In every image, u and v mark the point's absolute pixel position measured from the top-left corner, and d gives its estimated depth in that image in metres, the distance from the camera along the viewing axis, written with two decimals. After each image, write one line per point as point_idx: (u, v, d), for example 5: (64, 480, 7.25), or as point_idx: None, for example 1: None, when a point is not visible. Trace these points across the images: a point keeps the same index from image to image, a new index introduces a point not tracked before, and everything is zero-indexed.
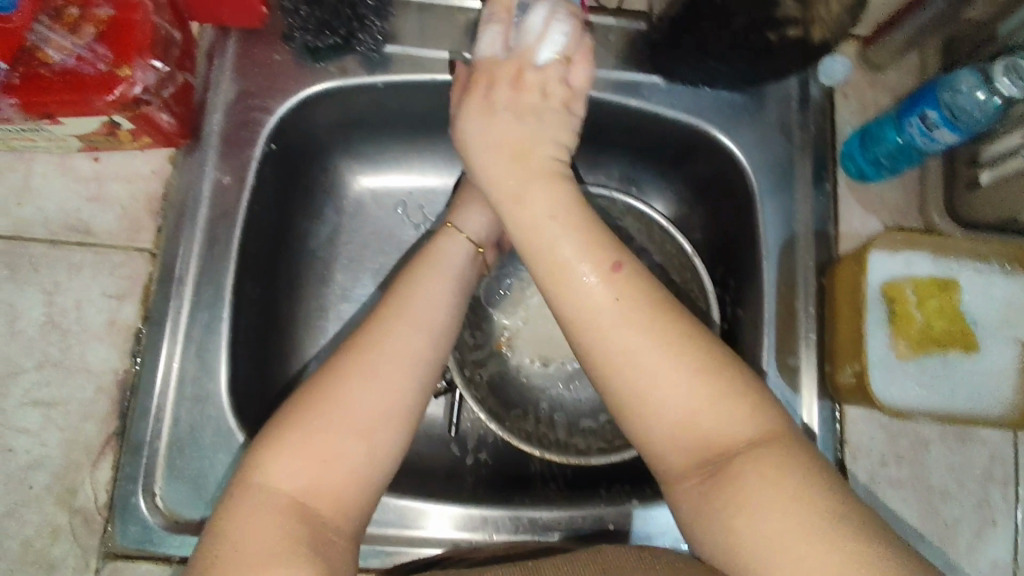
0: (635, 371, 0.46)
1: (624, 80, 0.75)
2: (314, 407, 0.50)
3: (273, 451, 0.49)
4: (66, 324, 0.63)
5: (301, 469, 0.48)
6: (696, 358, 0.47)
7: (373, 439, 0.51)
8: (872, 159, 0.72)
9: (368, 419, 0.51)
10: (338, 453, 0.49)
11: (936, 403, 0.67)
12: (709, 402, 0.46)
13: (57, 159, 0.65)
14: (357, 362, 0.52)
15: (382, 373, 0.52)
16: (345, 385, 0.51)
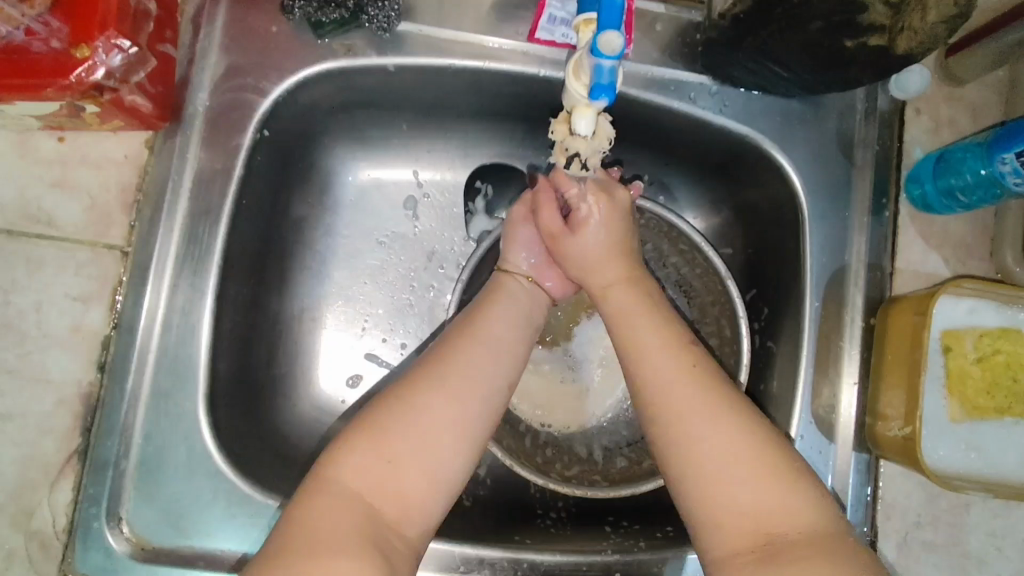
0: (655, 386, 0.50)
1: (669, 78, 0.66)
2: (402, 407, 0.49)
3: (357, 447, 0.48)
4: (25, 327, 0.57)
5: (376, 467, 0.47)
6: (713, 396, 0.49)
7: (456, 451, 0.49)
8: (945, 190, 0.64)
9: (451, 422, 0.49)
10: (418, 457, 0.48)
11: (986, 471, 0.61)
12: (757, 465, 0.46)
13: (17, 136, 0.58)
14: (443, 367, 0.51)
15: (462, 378, 0.51)
16: (428, 393, 0.50)
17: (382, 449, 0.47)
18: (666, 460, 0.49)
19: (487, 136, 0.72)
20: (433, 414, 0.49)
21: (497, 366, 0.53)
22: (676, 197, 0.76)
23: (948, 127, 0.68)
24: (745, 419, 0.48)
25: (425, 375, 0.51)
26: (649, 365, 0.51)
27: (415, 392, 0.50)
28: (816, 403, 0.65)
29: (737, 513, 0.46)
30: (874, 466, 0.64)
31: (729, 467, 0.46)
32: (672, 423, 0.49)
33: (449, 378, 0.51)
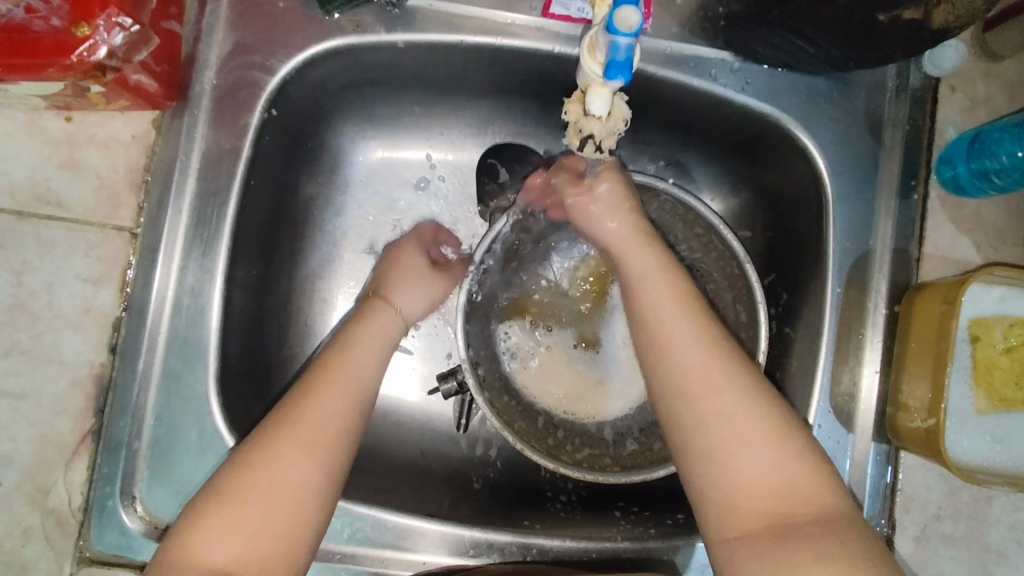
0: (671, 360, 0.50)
1: (689, 54, 0.63)
2: (253, 467, 0.49)
3: (209, 523, 0.47)
4: (37, 308, 0.57)
5: (230, 540, 0.47)
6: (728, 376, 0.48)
7: (303, 495, 0.49)
8: (979, 172, 0.61)
9: (290, 501, 0.49)
10: (268, 506, 0.48)
11: (1012, 465, 0.59)
12: (765, 457, 0.46)
13: (25, 116, 0.58)
14: (284, 434, 0.51)
15: (288, 446, 0.51)
16: (259, 462, 0.50)
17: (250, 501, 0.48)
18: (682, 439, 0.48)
19: (500, 114, 0.70)
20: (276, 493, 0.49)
21: (338, 436, 0.53)
22: (694, 178, 0.74)
23: (983, 106, 0.65)
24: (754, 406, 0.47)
25: (281, 443, 0.51)
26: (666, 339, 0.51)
27: (264, 457, 0.50)
28: (836, 391, 0.63)
29: (753, 495, 0.45)
30: (894, 457, 0.63)
31: (732, 448, 0.46)
32: (693, 404, 0.48)
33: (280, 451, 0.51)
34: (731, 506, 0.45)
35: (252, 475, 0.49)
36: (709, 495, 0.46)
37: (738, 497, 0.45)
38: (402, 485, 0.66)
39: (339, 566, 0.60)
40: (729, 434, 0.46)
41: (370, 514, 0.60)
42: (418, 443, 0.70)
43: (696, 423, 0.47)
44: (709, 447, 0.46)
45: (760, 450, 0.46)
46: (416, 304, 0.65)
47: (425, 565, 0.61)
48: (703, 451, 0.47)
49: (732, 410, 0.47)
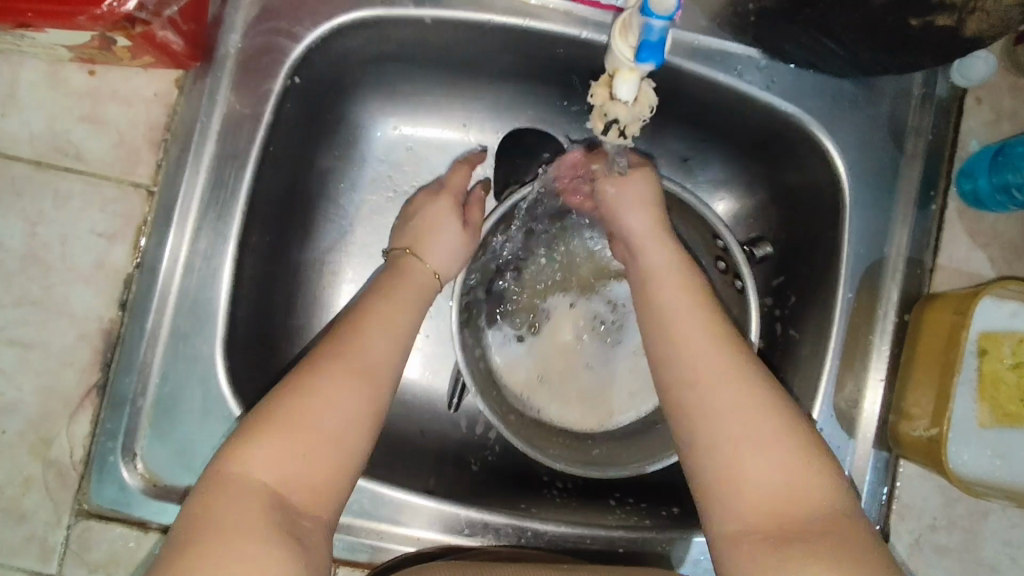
0: (683, 339, 0.50)
1: (716, 49, 0.63)
2: (307, 404, 0.45)
3: (257, 442, 0.44)
4: (50, 260, 0.57)
5: (280, 460, 0.43)
6: (726, 367, 0.48)
7: (349, 426, 0.46)
8: (999, 185, 0.61)
9: (339, 436, 0.45)
10: (319, 436, 0.45)
11: (1013, 479, 0.59)
12: (773, 440, 0.45)
13: (48, 67, 0.57)
14: (346, 361, 0.48)
15: (352, 371, 0.48)
16: (312, 390, 0.46)
17: (276, 442, 0.44)
18: (688, 424, 0.47)
19: (522, 98, 0.70)
20: (299, 430, 0.44)
21: (381, 361, 0.50)
22: (709, 176, 0.74)
23: (1007, 121, 0.65)
24: (750, 386, 0.47)
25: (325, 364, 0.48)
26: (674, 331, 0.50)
27: (308, 384, 0.46)
28: (840, 396, 0.62)
29: (760, 486, 0.44)
30: (893, 466, 0.63)
31: (741, 431, 0.45)
32: (693, 397, 0.48)
33: (312, 393, 0.46)
34: (734, 500, 0.44)
35: (319, 396, 0.46)
36: (708, 493, 0.45)
37: (749, 493, 0.44)
38: (401, 462, 0.66)
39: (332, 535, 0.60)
40: (734, 427, 0.45)
41: (367, 487, 0.60)
42: (418, 422, 0.70)
43: (705, 403, 0.47)
44: (704, 442, 0.46)
45: (764, 437, 0.45)
46: (446, 253, 0.61)
47: (420, 540, 0.61)
48: (706, 446, 0.46)
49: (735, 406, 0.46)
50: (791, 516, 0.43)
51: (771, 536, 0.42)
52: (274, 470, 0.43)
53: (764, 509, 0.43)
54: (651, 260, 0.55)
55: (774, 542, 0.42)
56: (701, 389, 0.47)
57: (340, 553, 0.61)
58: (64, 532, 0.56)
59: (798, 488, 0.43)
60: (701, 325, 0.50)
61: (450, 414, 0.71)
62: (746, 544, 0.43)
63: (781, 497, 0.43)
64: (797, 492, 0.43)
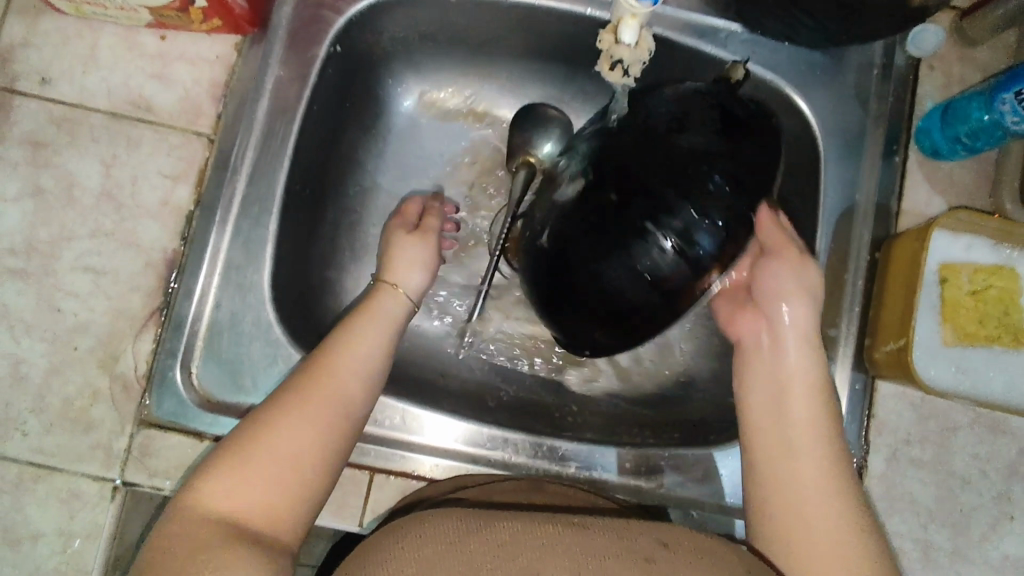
0: (790, 424, 0.57)
1: (704, 25, 0.72)
2: (283, 424, 0.52)
3: (228, 465, 0.49)
4: (121, 197, 0.64)
5: (245, 477, 0.49)
6: (824, 454, 0.55)
7: (319, 447, 0.52)
8: (951, 137, 0.69)
9: (312, 455, 0.52)
10: (290, 451, 0.51)
11: (974, 392, 0.66)
12: (840, 525, 0.52)
13: (125, 31, 0.66)
14: (325, 378, 0.56)
15: (341, 395, 0.55)
16: (295, 407, 0.53)
17: (247, 461, 0.49)
18: (771, 486, 0.55)
19: (532, 73, 0.79)
20: (276, 443, 0.51)
21: (365, 380, 0.58)
22: None
23: (959, 85, 0.74)
24: (836, 477, 0.54)
25: (304, 390, 0.54)
26: (789, 408, 0.58)
27: (284, 410, 0.53)
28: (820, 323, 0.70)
29: (821, 558, 0.51)
30: (869, 388, 0.70)
31: (820, 511, 0.52)
32: (785, 462, 0.55)
33: (289, 414, 0.53)
34: (789, 559, 0.52)
35: (300, 420, 0.52)
36: (775, 546, 0.53)
37: (813, 551, 0.51)
38: (426, 394, 0.72)
39: (366, 446, 0.65)
40: (809, 501, 0.53)
41: (397, 406, 0.67)
42: (438, 365, 0.77)
43: (787, 471, 0.55)
44: (779, 504, 0.54)
45: (838, 515, 0.52)
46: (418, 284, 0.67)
47: (447, 451, 0.67)
48: (777, 513, 0.54)
49: (788, 477, 0.55)
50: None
51: None
52: (241, 485, 0.49)
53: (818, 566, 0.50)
54: (790, 359, 0.60)
55: None
56: (791, 463, 0.55)
57: (371, 462, 0.65)
58: (126, 440, 0.62)
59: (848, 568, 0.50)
60: (811, 410, 0.57)
61: (467, 357, 0.78)
62: None
63: (824, 562, 0.50)
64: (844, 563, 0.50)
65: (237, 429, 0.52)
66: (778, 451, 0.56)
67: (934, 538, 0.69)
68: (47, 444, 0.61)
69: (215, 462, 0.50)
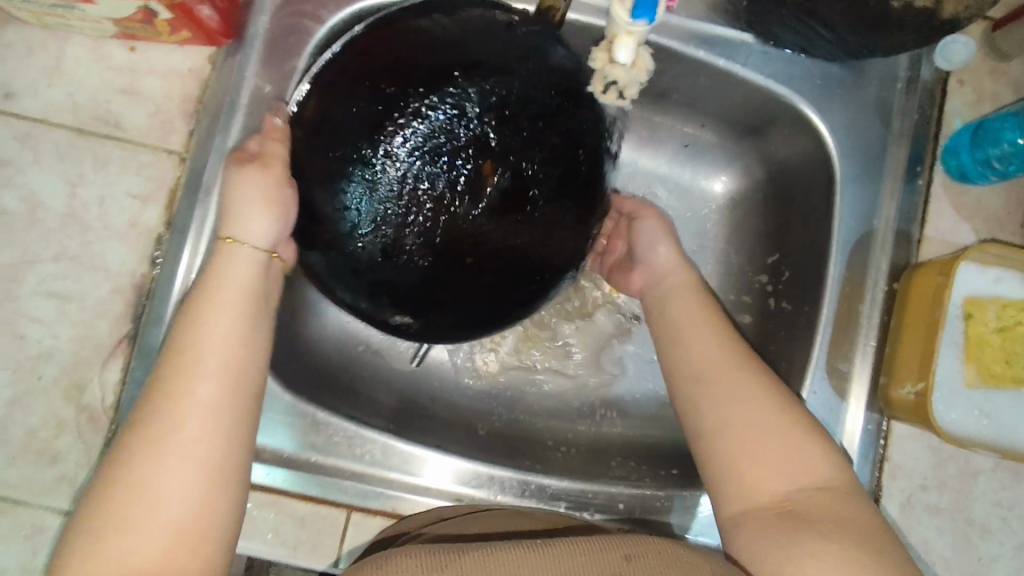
0: (693, 349, 0.58)
1: (714, 35, 0.66)
2: (160, 422, 0.45)
3: (121, 477, 0.43)
4: (89, 218, 0.61)
5: (143, 491, 0.43)
6: (743, 377, 0.54)
7: (220, 433, 0.46)
8: (981, 159, 0.64)
9: (217, 441, 0.46)
10: (185, 446, 0.45)
11: (999, 437, 0.61)
12: (778, 445, 0.51)
13: (92, 43, 0.62)
14: (186, 357, 0.47)
15: (212, 364, 0.47)
16: (172, 397, 0.46)
17: (137, 472, 0.43)
18: (696, 418, 0.55)
19: None
20: (163, 441, 0.44)
21: (244, 342, 0.49)
22: (708, 159, 0.78)
23: (988, 102, 0.68)
24: (746, 380, 0.54)
25: (168, 380, 0.46)
26: (685, 338, 0.59)
27: (161, 404, 0.46)
28: (833, 357, 0.65)
29: (767, 487, 0.50)
30: (884, 430, 0.65)
31: (748, 434, 0.52)
32: (697, 397, 0.55)
33: (167, 406, 0.45)
34: (742, 493, 0.51)
35: (179, 408, 0.45)
36: (718, 482, 0.52)
37: (761, 487, 0.50)
38: (411, 424, 0.69)
39: (345, 483, 0.63)
40: (749, 431, 0.52)
41: (377, 439, 0.63)
42: (427, 390, 0.73)
43: (706, 403, 0.55)
44: (712, 443, 0.53)
45: (768, 435, 0.51)
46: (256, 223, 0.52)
47: (430, 489, 0.64)
48: (714, 461, 0.52)
49: (744, 412, 0.53)
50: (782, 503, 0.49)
51: (770, 527, 0.48)
52: (149, 500, 0.43)
53: (760, 492, 0.50)
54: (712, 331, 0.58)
55: (772, 533, 0.48)
56: (710, 390, 0.55)
57: (352, 500, 0.63)
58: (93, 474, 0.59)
59: (796, 477, 0.50)
60: (702, 329, 0.58)
61: (457, 384, 0.74)
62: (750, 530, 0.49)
63: (770, 494, 0.50)
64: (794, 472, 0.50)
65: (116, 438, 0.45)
66: (717, 374, 0.55)
67: None
68: (9, 477, 0.59)
69: (103, 476, 0.44)
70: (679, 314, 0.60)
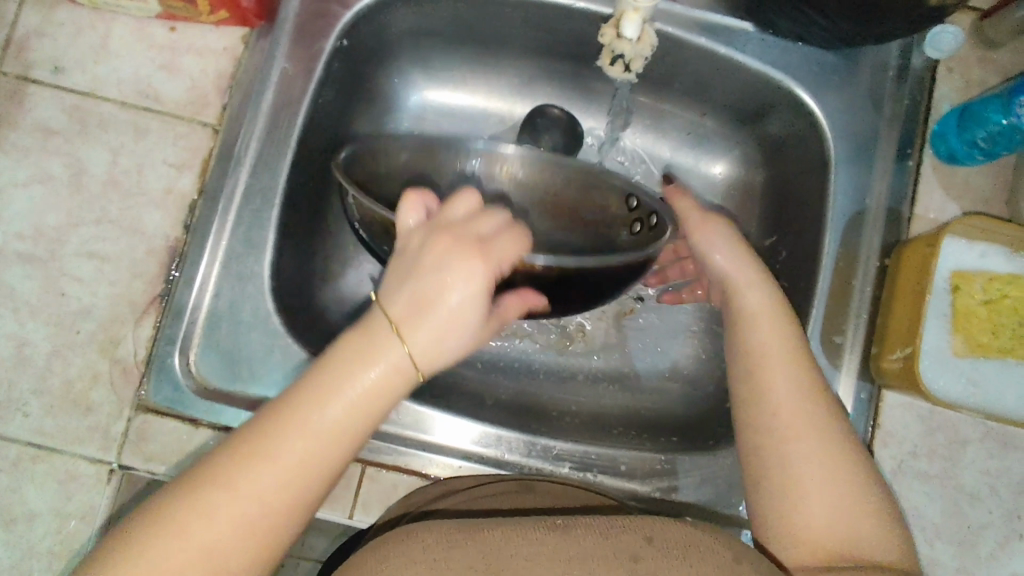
0: (772, 388, 0.54)
1: (717, 24, 0.70)
2: (229, 494, 0.42)
3: (173, 531, 0.41)
4: (128, 185, 0.65)
5: (192, 553, 0.41)
6: (825, 427, 0.53)
7: (280, 522, 0.43)
8: (968, 140, 0.68)
9: (274, 526, 0.43)
10: (244, 525, 0.42)
11: (984, 403, 0.64)
12: (838, 491, 0.50)
13: (136, 23, 0.67)
14: (277, 430, 0.44)
15: (298, 455, 0.43)
16: (251, 472, 0.43)
17: (188, 531, 0.41)
18: (763, 460, 0.53)
19: (541, 72, 0.79)
20: (224, 516, 0.42)
21: (342, 436, 0.45)
22: (709, 148, 0.82)
23: (976, 88, 0.72)
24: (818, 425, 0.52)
25: (251, 448, 0.43)
26: (767, 369, 0.56)
27: (233, 473, 0.43)
28: (827, 329, 0.68)
29: (830, 533, 0.49)
30: (876, 398, 0.68)
31: (817, 478, 0.50)
32: (773, 432, 0.53)
33: (241, 478, 0.42)
34: (797, 540, 0.50)
35: (254, 487, 0.42)
36: (776, 525, 0.51)
37: (818, 530, 0.49)
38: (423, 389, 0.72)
39: None
40: (809, 470, 0.51)
41: None
42: None
43: (782, 448, 0.52)
44: (777, 482, 0.52)
45: (837, 477, 0.50)
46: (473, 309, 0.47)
47: (440, 447, 0.67)
48: (781, 500, 0.51)
49: (817, 448, 0.51)
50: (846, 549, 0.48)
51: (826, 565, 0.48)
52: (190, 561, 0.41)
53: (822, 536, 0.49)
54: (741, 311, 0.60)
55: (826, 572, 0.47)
56: (792, 436, 0.52)
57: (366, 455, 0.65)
58: (124, 424, 0.63)
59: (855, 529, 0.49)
60: (785, 358, 0.56)
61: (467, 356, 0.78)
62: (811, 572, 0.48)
63: (838, 539, 0.49)
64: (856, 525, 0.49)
65: (184, 485, 0.43)
66: (800, 421, 0.53)
67: (942, 556, 0.66)
68: (46, 426, 0.62)
69: (156, 517, 0.42)
70: (754, 339, 0.58)
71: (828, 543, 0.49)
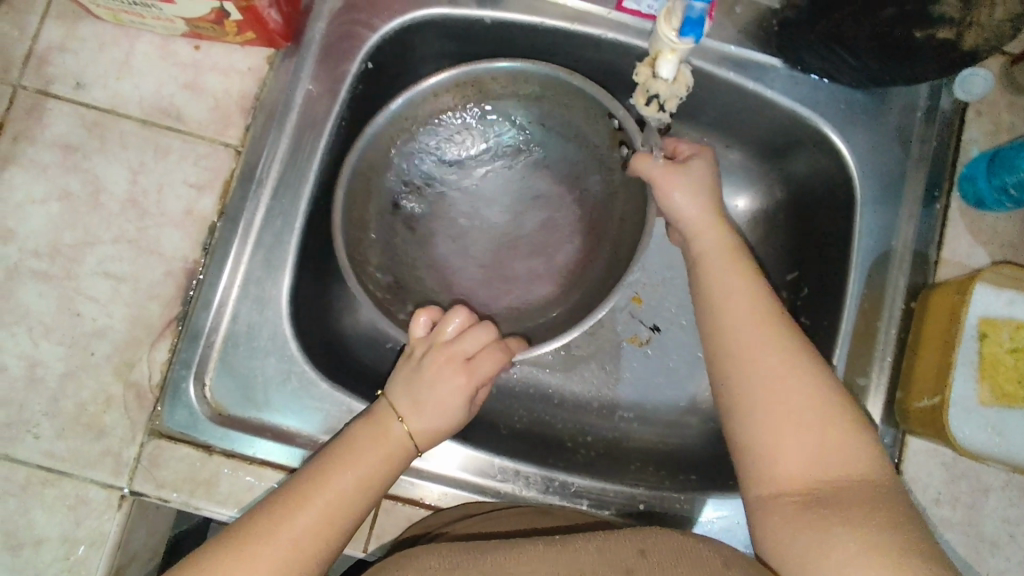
0: (739, 335, 0.56)
1: (746, 59, 0.70)
2: (282, 528, 0.50)
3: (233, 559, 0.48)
4: (147, 204, 0.64)
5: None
6: (787, 359, 0.53)
7: (317, 554, 0.50)
8: (997, 186, 0.67)
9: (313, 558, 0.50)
10: (288, 555, 0.49)
11: (1008, 453, 0.63)
12: (811, 434, 0.50)
13: (161, 40, 0.66)
14: (331, 468, 0.53)
15: (351, 489, 0.53)
16: (306, 504, 0.51)
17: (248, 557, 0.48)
18: (735, 410, 0.54)
19: None
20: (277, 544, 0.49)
21: (378, 475, 0.55)
22: (734, 179, 0.80)
23: (1005, 133, 0.71)
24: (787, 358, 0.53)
25: (308, 489, 0.52)
26: (729, 315, 0.57)
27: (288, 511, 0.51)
28: (850, 371, 0.68)
29: (796, 473, 0.49)
30: (899, 443, 0.67)
31: (785, 418, 0.51)
32: (734, 376, 0.54)
33: (298, 511, 0.51)
34: (768, 483, 0.50)
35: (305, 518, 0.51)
36: (750, 470, 0.52)
37: (787, 472, 0.50)
38: None
39: None
40: (777, 408, 0.51)
41: None
42: None
43: (743, 388, 0.53)
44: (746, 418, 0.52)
45: (803, 417, 0.51)
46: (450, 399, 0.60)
47: (458, 480, 0.66)
48: (748, 446, 0.52)
49: (779, 381, 0.52)
50: (815, 491, 0.48)
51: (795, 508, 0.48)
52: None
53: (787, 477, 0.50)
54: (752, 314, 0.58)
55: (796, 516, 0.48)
56: (753, 367, 0.53)
57: None
58: (137, 449, 0.61)
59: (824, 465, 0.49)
60: (746, 301, 0.57)
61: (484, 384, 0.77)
62: (776, 517, 0.49)
63: (799, 481, 0.49)
64: (831, 462, 0.49)
65: (245, 520, 0.50)
66: (760, 357, 0.54)
67: None
68: (56, 449, 0.61)
69: (227, 540, 0.49)
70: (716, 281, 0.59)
71: (805, 489, 0.49)
